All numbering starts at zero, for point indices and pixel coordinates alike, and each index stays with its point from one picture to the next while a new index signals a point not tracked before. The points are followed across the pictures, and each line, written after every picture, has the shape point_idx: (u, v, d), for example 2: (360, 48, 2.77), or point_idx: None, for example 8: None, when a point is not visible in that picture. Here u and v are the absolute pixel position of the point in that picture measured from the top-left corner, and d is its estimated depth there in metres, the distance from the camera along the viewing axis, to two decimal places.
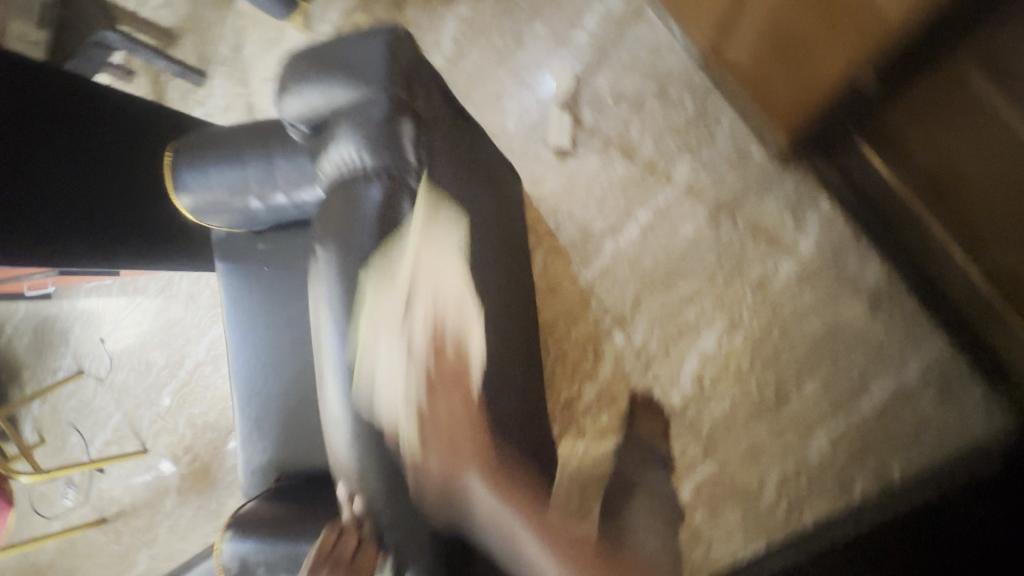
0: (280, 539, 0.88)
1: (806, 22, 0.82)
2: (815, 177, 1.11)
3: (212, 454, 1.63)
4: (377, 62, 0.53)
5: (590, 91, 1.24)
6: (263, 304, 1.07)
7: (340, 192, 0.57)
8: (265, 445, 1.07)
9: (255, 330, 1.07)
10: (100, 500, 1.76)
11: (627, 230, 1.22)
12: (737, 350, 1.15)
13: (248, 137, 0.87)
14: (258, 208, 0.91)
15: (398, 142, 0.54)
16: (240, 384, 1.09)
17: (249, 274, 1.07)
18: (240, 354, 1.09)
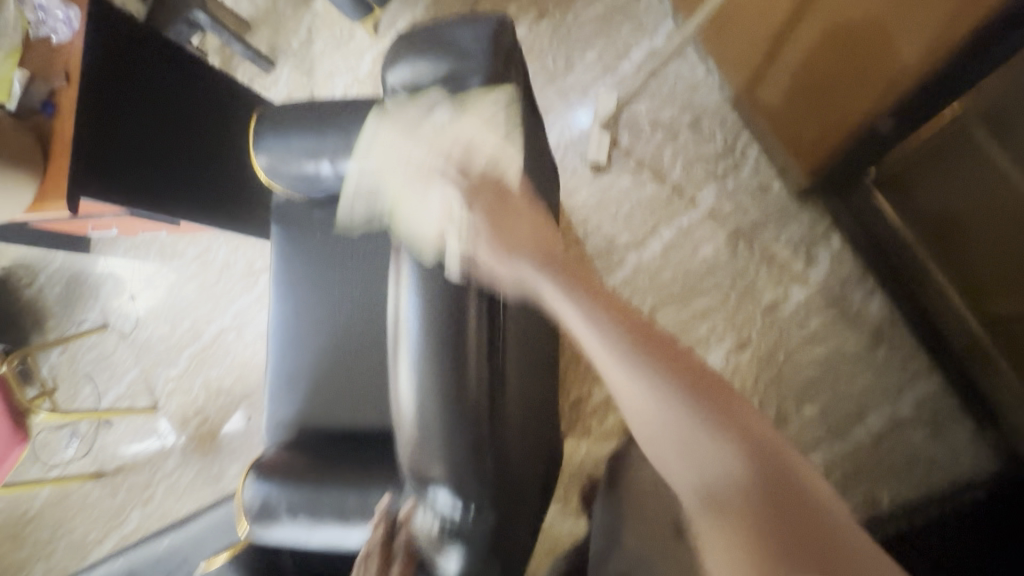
0: (303, 483, 0.94)
1: (832, 68, 0.89)
2: (830, 216, 1.20)
3: (222, 420, 1.67)
4: (477, 55, 0.73)
5: (630, 115, 1.36)
6: (310, 269, 1.16)
7: (425, 161, 0.71)
8: (291, 400, 1.13)
9: (300, 292, 1.15)
10: (101, 453, 1.79)
11: (650, 245, 1.31)
12: (743, 368, 1.22)
13: (329, 110, 0.98)
14: (326, 174, 1.00)
15: (484, 119, 0.69)
16: (277, 341, 1.16)
17: (302, 240, 1.16)
18: (280, 312, 1.17)
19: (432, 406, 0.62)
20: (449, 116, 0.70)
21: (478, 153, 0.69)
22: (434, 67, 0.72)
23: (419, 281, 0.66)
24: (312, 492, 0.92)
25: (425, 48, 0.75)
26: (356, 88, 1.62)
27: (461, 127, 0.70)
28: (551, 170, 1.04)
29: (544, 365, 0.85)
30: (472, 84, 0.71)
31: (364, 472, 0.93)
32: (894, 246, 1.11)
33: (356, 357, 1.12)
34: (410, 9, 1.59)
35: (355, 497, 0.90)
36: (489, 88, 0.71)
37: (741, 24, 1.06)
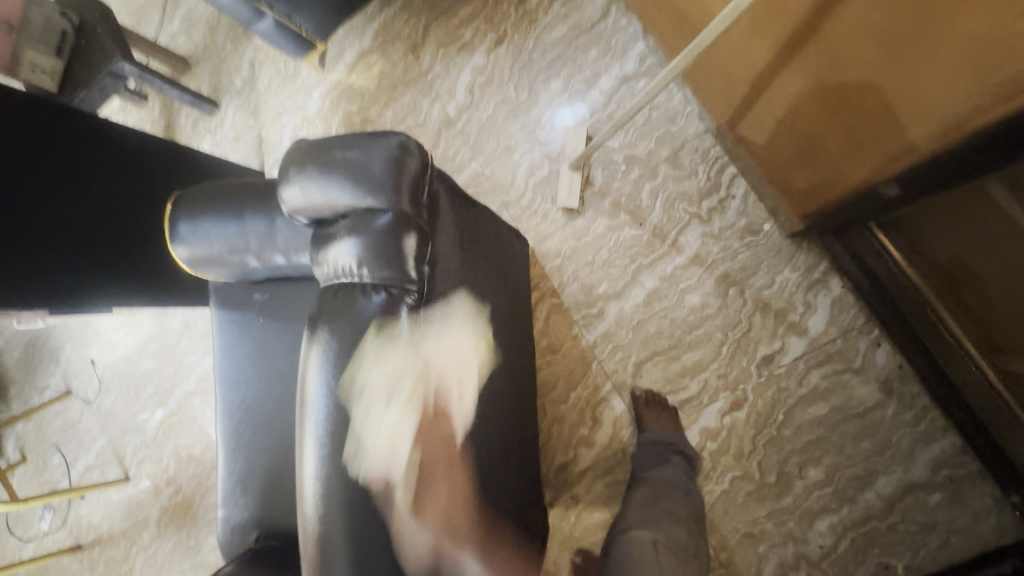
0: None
1: (828, 131, 0.80)
2: (828, 258, 1.09)
3: (195, 490, 1.59)
4: (385, 177, 0.56)
5: (602, 151, 1.23)
6: (257, 352, 1.05)
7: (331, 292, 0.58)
8: (248, 500, 1.03)
9: (248, 381, 1.05)
10: (77, 526, 1.72)
11: (633, 294, 1.19)
12: (740, 428, 1.11)
13: (246, 193, 0.85)
14: (255, 264, 0.90)
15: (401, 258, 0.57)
16: (229, 435, 1.06)
17: (244, 324, 1.05)
18: (228, 402, 1.07)
19: (343, 505, 0.53)
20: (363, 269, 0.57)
21: (393, 305, 0.57)
22: (338, 192, 0.56)
23: (331, 356, 0.56)
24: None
25: (318, 170, 0.56)
26: (305, 128, 1.48)
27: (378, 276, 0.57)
28: (508, 240, 0.93)
29: (506, 474, 0.78)
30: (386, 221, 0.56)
31: None
32: (901, 293, 0.99)
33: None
34: (358, 38, 1.45)
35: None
36: (405, 217, 0.57)
37: (721, 58, 0.93)
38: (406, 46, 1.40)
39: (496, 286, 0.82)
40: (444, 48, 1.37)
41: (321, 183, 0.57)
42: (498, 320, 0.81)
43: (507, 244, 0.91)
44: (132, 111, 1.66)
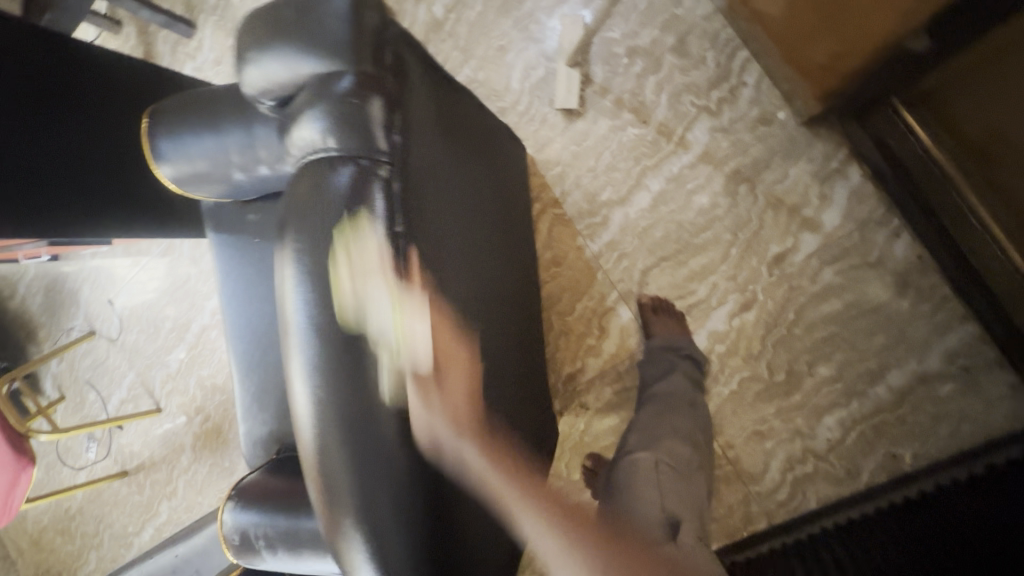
0: (278, 512, 0.88)
1: None
2: (848, 144, 1.02)
3: (224, 418, 1.67)
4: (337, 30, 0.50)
5: (603, 45, 1.14)
6: (256, 275, 1.04)
7: (297, 178, 0.51)
8: (266, 416, 1.07)
9: (253, 303, 1.05)
10: (121, 454, 1.84)
11: (637, 199, 1.14)
12: (749, 329, 1.09)
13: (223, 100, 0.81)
14: (241, 176, 0.86)
15: (366, 123, 0.49)
16: (239, 358, 1.07)
17: (242, 247, 1.04)
18: (234, 324, 1.07)
19: (337, 416, 0.47)
20: (321, 135, 0.49)
21: (364, 190, 0.48)
22: (293, 59, 0.50)
23: (307, 261, 0.47)
24: (287, 523, 0.87)
25: (273, 36, 0.50)
26: None
27: (353, 148, 0.49)
28: (501, 138, 0.88)
29: (511, 382, 0.74)
30: (348, 84, 0.49)
31: None
32: (928, 181, 0.94)
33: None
34: None
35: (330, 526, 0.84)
36: (366, 75, 0.50)
37: None
38: None
39: (488, 185, 0.74)
40: None
41: (276, 52, 0.50)
42: (493, 223, 0.75)
43: (493, 140, 0.82)
44: (109, 40, 1.59)
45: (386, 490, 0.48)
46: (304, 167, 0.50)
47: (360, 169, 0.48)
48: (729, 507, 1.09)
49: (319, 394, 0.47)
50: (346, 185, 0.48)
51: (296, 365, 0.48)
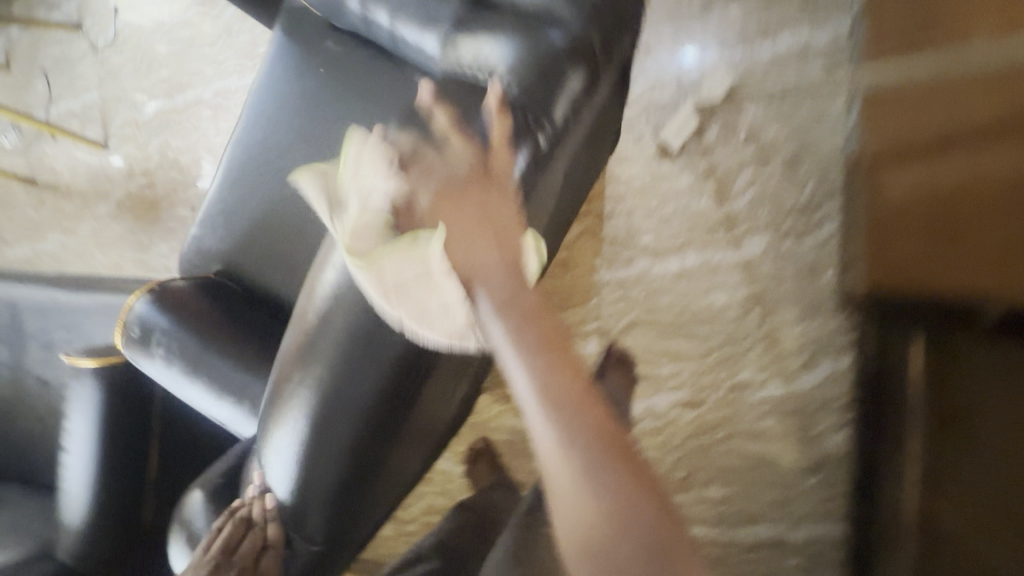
0: (200, 338, 0.86)
1: (974, 200, 0.78)
2: (858, 335, 1.09)
3: (164, 197, 1.54)
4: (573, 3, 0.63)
5: (733, 113, 1.11)
6: (298, 98, 0.93)
7: (463, 83, 0.62)
8: (223, 234, 1.00)
9: (271, 128, 0.95)
10: (38, 161, 1.65)
11: (667, 261, 1.15)
12: (680, 424, 1.15)
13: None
14: (354, 10, 0.78)
15: (556, 91, 0.59)
16: (229, 168, 0.99)
17: (298, 67, 0.93)
18: (246, 133, 0.98)
19: (359, 293, 0.55)
20: (515, 62, 0.60)
21: (521, 133, 0.56)
22: None
23: (410, 164, 0.53)
24: (199, 352, 0.85)
25: None
26: None
27: (530, 91, 0.58)
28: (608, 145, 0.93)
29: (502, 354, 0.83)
30: (564, 40, 0.61)
31: (258, 355, 0.86)
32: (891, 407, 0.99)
33: (303, 225, 0.95)
34: None
35: (233, 376, 0.83)
36: (576, 53, 0.61)
37: (911, 100, 0.88)
38: None
39: (583, 187, 0.81)
40: None
41: None
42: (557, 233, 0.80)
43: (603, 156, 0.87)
44: None
45: (350, 370, 0.55)
46: (481, 78, 0.62)
47: (515, 115, 0.56)
48: None
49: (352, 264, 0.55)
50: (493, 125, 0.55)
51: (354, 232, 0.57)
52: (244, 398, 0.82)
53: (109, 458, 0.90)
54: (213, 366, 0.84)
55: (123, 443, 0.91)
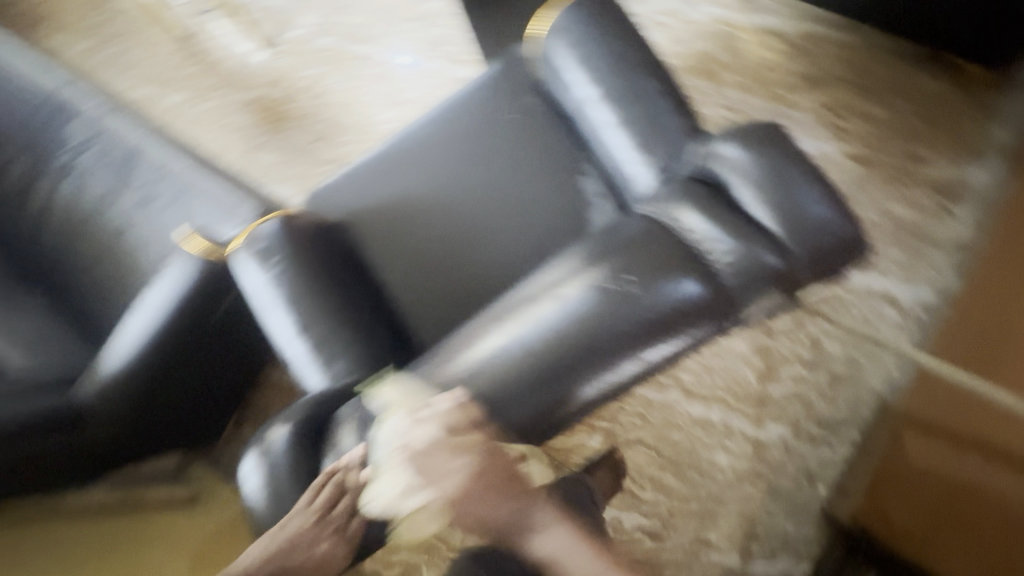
0: (306, 280, 0.94)
1: (974, 506, 0.95)
2: (821, 552, 1.17)
3: (293, 116, 1.63)
4: (813, 230, 0.55)
5: (806, 314, 1.24)
6: (481, 127, 1.07)
7: (659, 238, 0.59)
8: (358, 195, 1.10)
9: (452, 139, 1.08)
10: (202, 28, 1.76)
11: (693, 404, 1.26)
12: (635, 547, 1.22)
13: (634, 61, 0.88)
14: (574, 101, 0.93)
15: (745, 295, 0.57)
16: (397, 147, 1.12)
17: (498, 106, 1.07)
18: (425, 130, 1.11)
19: (485, 386, 0.61)
20: (723, 253, 0.56)
21: (698, 309, 0.57)
22: (763, 193, 0.57)
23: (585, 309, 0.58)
24: (300, 291, 0.93)
25: (776, 167, 0.58)
26: (667, 21, 1.43)
27: (731, 288, 0.57)
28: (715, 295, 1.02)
29: None
30: (776, 263, 0.55)
31: (342, 315, 0.93)
32: None
33: (428, 230, 1.04)
34: (782, 21, 1.38)
35: (319, 327, 0.91)
36: (781, 275, 0.55)
37: (940, 397, 1.08)
38: (801, 74, 1.34)
39: None
40: (820, 112, 1.31)
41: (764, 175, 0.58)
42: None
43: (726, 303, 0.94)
44: None
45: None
46: (682, 246, 0.58)
47: (711, 293, 0.56)
48: None
49: (509, 356, 0.61)
50: (691, 296, 0.57)
51: (506, 333, 0.62)
52: (320, 349, 0.89)
53: (169, 331, 0.95)
54: (305, 308, 0.92)
55: (189, 323, 0.97)
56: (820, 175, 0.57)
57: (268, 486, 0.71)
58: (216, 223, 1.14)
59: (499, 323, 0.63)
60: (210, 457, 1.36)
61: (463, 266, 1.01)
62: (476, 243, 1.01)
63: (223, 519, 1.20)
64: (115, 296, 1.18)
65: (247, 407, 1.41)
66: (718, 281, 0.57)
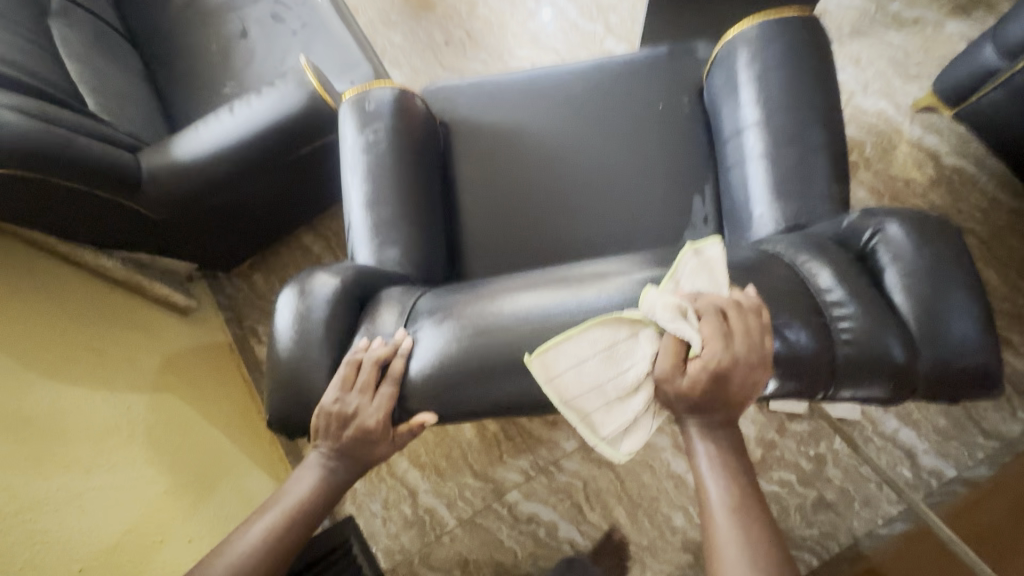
0: (398, 159, 0.90)
1: None
2: None
3: (434, 10, 1.59)
4: (950, 342, 0.58)
5: (824, 431, 1.20)
6: (621, 102, 1.02)
7: (794, 283, 0.62)
8: (476, 108, 1.06)
9: (590, 98, 1.03)
10: None
11: (675, 458, 1.23)
12: (556, 558, 1.20)
13: (816, 104, 0.80)
14: (734, 121, 0.87)
15: (861, 375, 0.59)
16: (533, 82, 1.06)
17: (650, 89, 1.02)
18: (566, 78, 1.05)
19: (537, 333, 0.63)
20: (850, 323, 0.59)
21: (807, 364, 0.59)
22: (905, 284, 0.60)
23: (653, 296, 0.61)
24: (389, 168, 0.89)
25: (928, 267, 0.60)
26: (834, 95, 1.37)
27: (839, 364, 0.59)
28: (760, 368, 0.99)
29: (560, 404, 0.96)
30: (903, 356, 0.58)
31: (418, 211, 0.89)
32: None
33: (527, 175, 1.00)
34: (944, 148, 1.31)
35: (387, 209, 0.86)
36: (902, 370, 0.58)
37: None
38: (937, 208, 1.27)
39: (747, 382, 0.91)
40: None
41: (911, 267, 0.61)
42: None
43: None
44: None
45: (503, 369, 0.63)
46: (812, 298, 0.61)
47: (822, 354, 0.59)
48: (403, 532, 1.27)
49: (549, 317, 0.63)
50: (806, 350, 0.59)
51: (558, 294, 0.64)
52: (377, 232, 0.85)
53: (242, 149, 0.94)
54: (386, 187, 0.88)
55: (270, 150, 0.95)
56: (971, 300, 0.59)
57: (300, 326, 0.70)
58: (330, 72, 1.12)
59: (536, 290, 0.66)
60: (216, 285, 1.39)
61: (546, 227, 0.98)
62: (566, 205, 0.98)
63: (218, 344, 1.30)
64: (204, 94, 1.17)
65: (269, 256, 1.41)
66: (832, 347, 0.59)
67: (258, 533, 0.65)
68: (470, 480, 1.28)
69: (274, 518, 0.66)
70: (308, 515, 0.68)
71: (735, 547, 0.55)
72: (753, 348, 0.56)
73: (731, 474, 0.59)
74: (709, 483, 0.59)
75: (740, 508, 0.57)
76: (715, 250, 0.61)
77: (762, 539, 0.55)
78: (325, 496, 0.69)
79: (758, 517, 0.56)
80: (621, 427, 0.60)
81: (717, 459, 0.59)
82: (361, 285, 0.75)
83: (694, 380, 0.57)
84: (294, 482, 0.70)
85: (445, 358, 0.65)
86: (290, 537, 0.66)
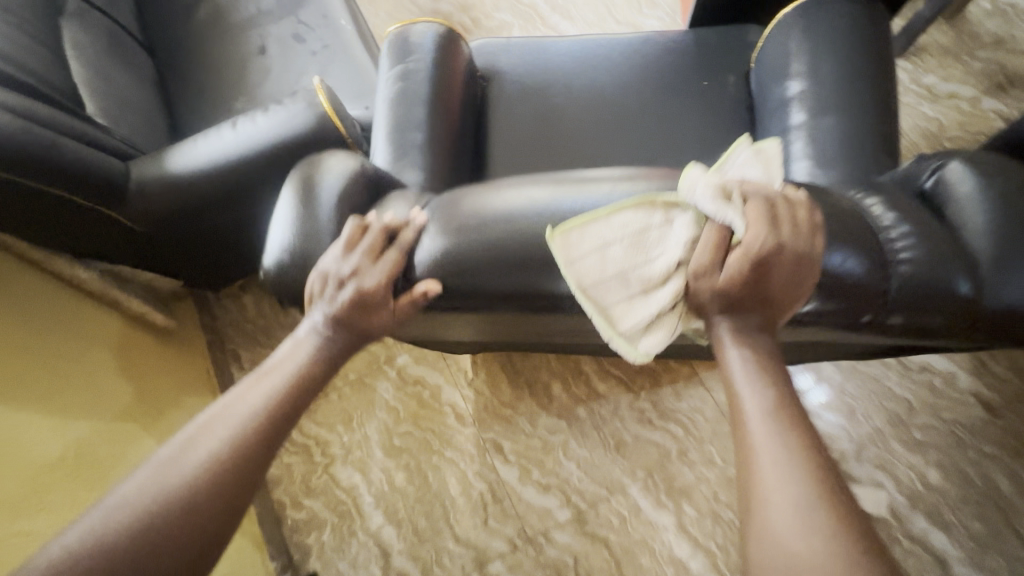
0: (435, 89, 0.84)
1: None
2: None
3: None
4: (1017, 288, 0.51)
5: None
6: (663, 74, 0.95)
7: (854, 215, 0.52)
8: (514, 70, 0.99)
9: (633, 73, 0.96)
10: None
11: (676, 540, 1.11)
12: None
13: (883, 131, 0.72)
14: (781, 92, 0.81)
15: (922, 303, 0.49)
16: (573, 50, 1.00)
17: (689, 79, 0.94)
18: (610, 46, 0.99)
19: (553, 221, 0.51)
20: (912, 250, 0.50)
21: (858, 286, 0.49)
22: (981, 220, 0.53)
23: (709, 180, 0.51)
24: (423, 95, 0.83)
25: (1006, 206, 0.53)
26: None
27: (893, 291, 0.50)
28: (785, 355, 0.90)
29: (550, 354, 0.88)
30: (969, 292, 0.50)
31: (448, 145, 0.82)
32: None
33: (560, 131, 0.94)
34: None
35: (420, 134, 0.79)
36: (966, 303, 0.50)
37: None
38: None
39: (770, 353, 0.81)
40: None
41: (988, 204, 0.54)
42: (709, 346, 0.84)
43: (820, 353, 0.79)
44: None
45: (509, 260, 0.50)
46: (870, 228, 0.51)
47: (878, 281, 0.49)
48: None
49: (567, 203, 0.51)
50: (860, 279, 0.49)
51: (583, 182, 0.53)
52: (402, 156, 0.78)
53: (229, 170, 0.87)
54: (417, 113, 0.81)
55: (262, 175, 0.89)
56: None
57: (300, 205, 0.59)
58: (347, 94, 1.07)
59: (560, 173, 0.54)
60: (202, 303, 1.30)
61: None
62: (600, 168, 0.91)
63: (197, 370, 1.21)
64: (215, 107, 1.12)
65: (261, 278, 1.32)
66: (891, 277, 0.50)
67: (248, 412, 0.53)
68: (449, 543, 1.16)
69: (266, 398, 0.55)
70: (300, 399, 0.56)
71: (787, 466, 0.45)
72: (807, 237, 0.48)
73: (769, 381, 0.49)
74: (746, 397, 0.49)
75: (781, 419, 0.47)
76: (774, 148, 0.57)
77: (815, 464, 0.45)
78: (322, 375, 0.59)
79: (811, 435, 0.47)
80: (643, 323, 0.51)
81: (763, 361, 0.51)
82: (376, 175, 0.66)
83: (733, 274, 0.50)
84: (285, 359, 0.59)
85: (441, 255, 0.53)
86: (283, 419, 0.54)
